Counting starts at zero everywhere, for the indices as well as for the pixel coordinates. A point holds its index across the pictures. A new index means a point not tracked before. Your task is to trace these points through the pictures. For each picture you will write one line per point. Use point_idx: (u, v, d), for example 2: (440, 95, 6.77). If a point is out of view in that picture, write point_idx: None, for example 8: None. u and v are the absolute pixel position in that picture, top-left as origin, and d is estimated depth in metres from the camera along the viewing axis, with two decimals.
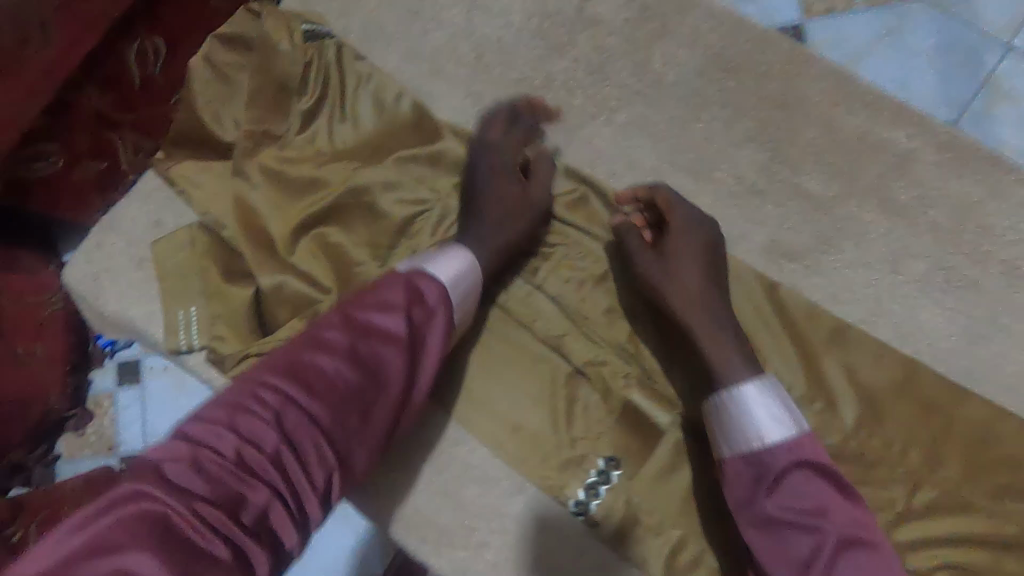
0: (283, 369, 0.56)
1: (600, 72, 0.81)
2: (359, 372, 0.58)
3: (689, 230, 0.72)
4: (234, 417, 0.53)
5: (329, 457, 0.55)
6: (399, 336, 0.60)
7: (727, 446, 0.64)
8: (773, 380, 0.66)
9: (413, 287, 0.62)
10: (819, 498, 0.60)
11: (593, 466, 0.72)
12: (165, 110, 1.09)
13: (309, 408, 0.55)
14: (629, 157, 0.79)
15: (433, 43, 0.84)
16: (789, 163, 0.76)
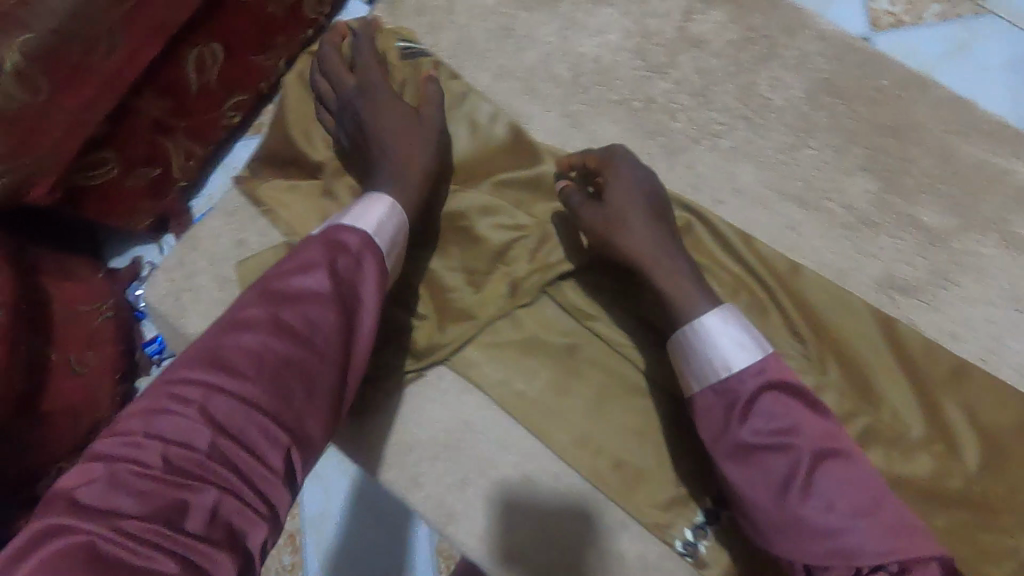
0: (203, 361, 0.53)
1: (702, 95, 0.78)
2: (285, 342, 0.54)
3: (632, 181, 0.70)
4: (156, 422, 0.49)
5: (277, 434, 0.52)
6: (322, 295, 0.57)
7: (696, 382, 0.64)
8: (728, 308, 0.65)
9: (329, 247, 0.59)
10: (790, 416, 0.59)
11: (700, 505, 0.71)
12: (216, 116, 1.06)
13: (240, 391, 0.51)
14: (734, 184, 0.76)
15: (527, 61, 0.82)
16: (905, 194, 0.73)
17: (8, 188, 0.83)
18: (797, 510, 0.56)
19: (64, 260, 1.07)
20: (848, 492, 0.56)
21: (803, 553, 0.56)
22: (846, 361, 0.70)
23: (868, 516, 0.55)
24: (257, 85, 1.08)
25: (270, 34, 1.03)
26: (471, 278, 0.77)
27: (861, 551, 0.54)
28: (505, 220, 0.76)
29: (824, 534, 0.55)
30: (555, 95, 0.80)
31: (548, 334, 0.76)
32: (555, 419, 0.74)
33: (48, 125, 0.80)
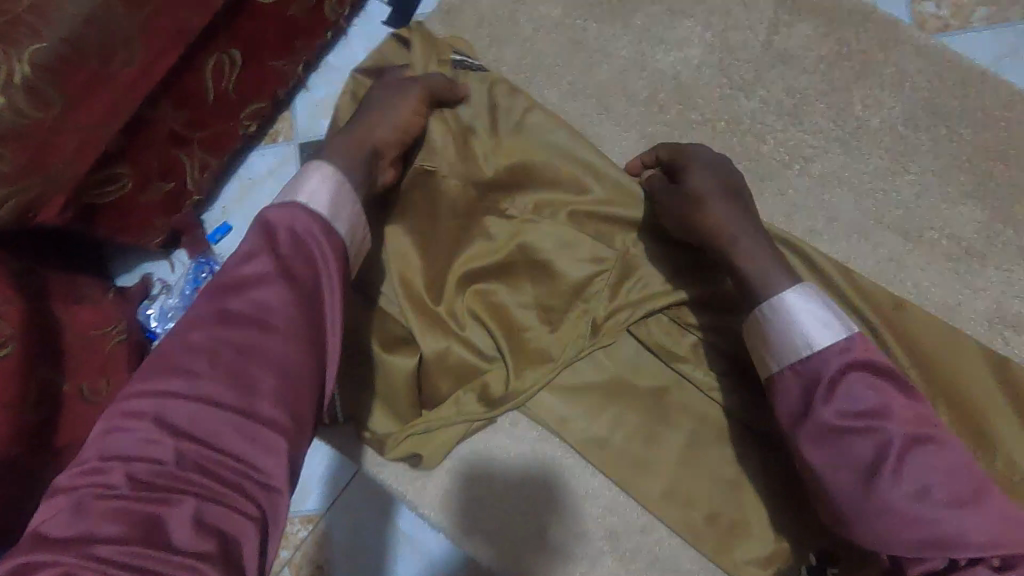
0: (152, 370, 0.46)
1: (793, 116, 0.72)
2: (241, 330, 0.47)
3: (708, 167, 0.65)
4: (109, 442, 0.43)
5: (252, 428, 0.45)
6: (272, 273, 0.49)
7: (775, 361, 0.58)
8: (812, 287, 0.59)
9: (266, 224, 0.51)
10: (877, 397, 0.52)
11: (804, 562, 0.64)
12: (234, 126, 0.92)
13: (197, 392, 0.44)
14: (829, 212, 0.71)
15: (599, 78, 0.76)
16: (1013, 223, 0.68)
17: (12, 212, 0.67)
18: (886, 496, 0.50)
19: (71, 279, 0.89)
20: (944, 478, 0.49)
21: (891, 542, 0.50)
22: (965, 406, 0.65)
23: (969, 506, 0.48)
24: (275, 91, 0.95)
25: (293, 36, 0.90)
26: (547, 317, 0.71)
27: (961, 542, 0.47)
28: (584, 252, 0.70)
29: (916, 523, 0.48)
30: (631, 115, 0.75)
31: (631, 376, 0.71)
32: (642, 469, 0.69)
33: (59, 142, 0.65)
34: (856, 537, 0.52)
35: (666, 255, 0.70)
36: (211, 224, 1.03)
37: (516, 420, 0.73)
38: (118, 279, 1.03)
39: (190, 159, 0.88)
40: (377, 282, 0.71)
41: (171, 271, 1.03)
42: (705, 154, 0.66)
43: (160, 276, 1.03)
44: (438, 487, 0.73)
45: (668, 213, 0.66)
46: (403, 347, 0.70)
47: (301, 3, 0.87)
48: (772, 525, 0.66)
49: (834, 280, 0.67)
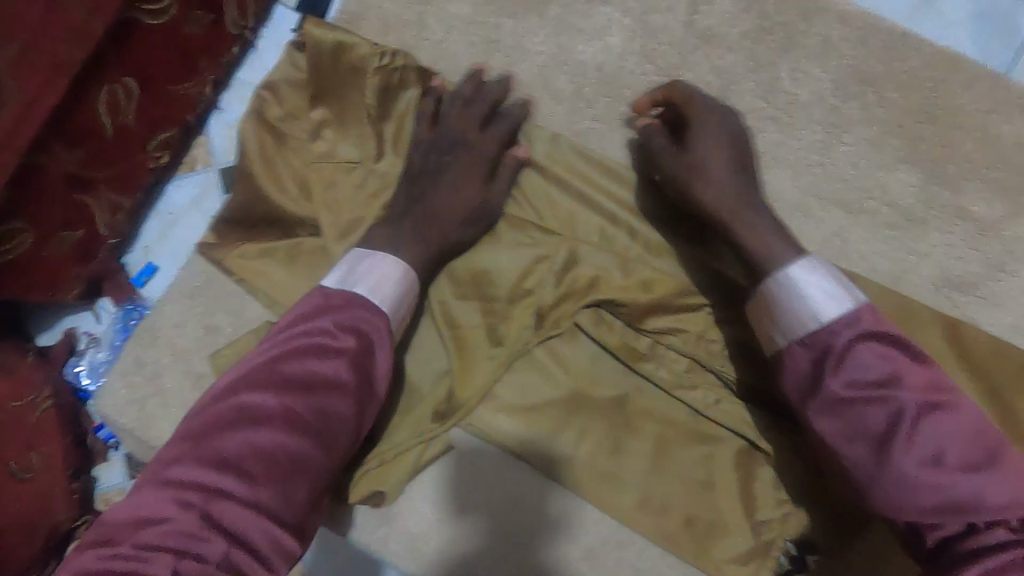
0: (203, 458, 0.48)
1: (723, 97, 0.70)
2: (296, 437, 0.50)
3: (717, 134, 0.63)
4: (151, 529, 0.45)
5: (285, 536, 0.48)
6: (335, 381, 0.52)
7: (783, 335, 0.56)
8: (820, 258, 0.57)
9: (338, 326, 0.54)
10: (890, 365, 0.51)
11: (782, 551, 0.64)
12: (142, 159, 0.83)
13: (248, 494, 0.47)
14: (770, 191, 0.69)
15: (519, 75, 0.71)
16: (947, 184, 0.68)
17: None
18: (901, 464, 0.48)
19: None
20: (958, 444, 0.48)
21: (904, 509, 0.49)
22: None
23: (984, 470, 0.47)
24: (184, 117, 0.87)
25: (194, 57, 0.81)
26: (494, 336, 0.66)
27: (979, 505, 0.47)
28: (522, 258, 0.66)
29: (932, 490, 0.47)
30: (557, 113, 0.71)
31: (592, 386, 0.67)
32: (612, 480, 0.66)
33: None
34: (867, 506, 0.52)
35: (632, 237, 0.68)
36: (134, 265, 0.93)
37: (474, 449, 0.67)
38: (37, 339, 0.93)
39: (98, 202, 0.80)
40: None
41: (97, 322, 0.93)
42: (715, 108, 0.64)
43: (86, 330, 0.93)
44: (406, 528, 0.67)
45: (666, 181, 0.64)
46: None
47: (196, 20, 0.78)
48: (749, 522, 0.64)
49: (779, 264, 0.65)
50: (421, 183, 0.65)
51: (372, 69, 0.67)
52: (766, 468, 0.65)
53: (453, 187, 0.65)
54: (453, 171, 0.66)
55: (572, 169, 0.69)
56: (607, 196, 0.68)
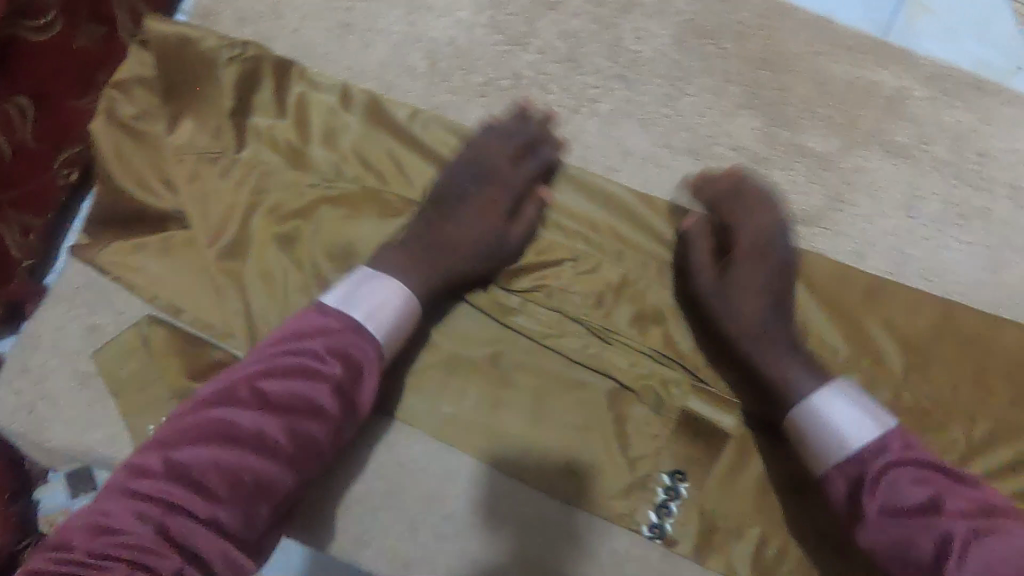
0: (176, 468, 0.55)
1: (572, 61, 0.73)
2: (263, 459, 0.56)
3: (760, 259, 0.66)
4: (110, 536, 0.51)
5: (238, 550, 0.54)
6: (307, 411, 0.58)
7: (822, 462, 0.60)
8: (850, 383, 0.62)
9: (330, 351, 0.59)
10: (928, 490, 0.56)
11: (659, 483, 0.67)
12: (49, 180, 0.75)
13: (208, 513, 0.53)
14: (622, 146, 0.72)
15: (375, 56, 0.73)
16: (786, 125, 0.72)
17: None
18: None
19: None
20: (1010, 566, 0.51)
21: None
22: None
23: None
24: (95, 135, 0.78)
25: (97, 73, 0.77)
26: None
27: None
28: (390, 231, 0.70)
29: None
30: (415, 89, 0.73)
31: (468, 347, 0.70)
32: (495, 434, 0.69)
33: None
34: None
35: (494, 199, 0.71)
36: None
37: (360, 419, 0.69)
38: None
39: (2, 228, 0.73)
40: (188, 307, 0.68)
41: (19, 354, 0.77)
42: (760, 237, 0.67)
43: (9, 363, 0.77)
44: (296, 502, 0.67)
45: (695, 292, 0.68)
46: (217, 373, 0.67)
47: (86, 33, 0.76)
48: (625, 459, 0.68)
49: (626, 212, 0.70)
50: (425, 218, 0.69)
51: (224, 61, 0.69)
52: (638, 406, 0.68)
53: (472, 223, 0.69)
54: (483, 202, 0.70)
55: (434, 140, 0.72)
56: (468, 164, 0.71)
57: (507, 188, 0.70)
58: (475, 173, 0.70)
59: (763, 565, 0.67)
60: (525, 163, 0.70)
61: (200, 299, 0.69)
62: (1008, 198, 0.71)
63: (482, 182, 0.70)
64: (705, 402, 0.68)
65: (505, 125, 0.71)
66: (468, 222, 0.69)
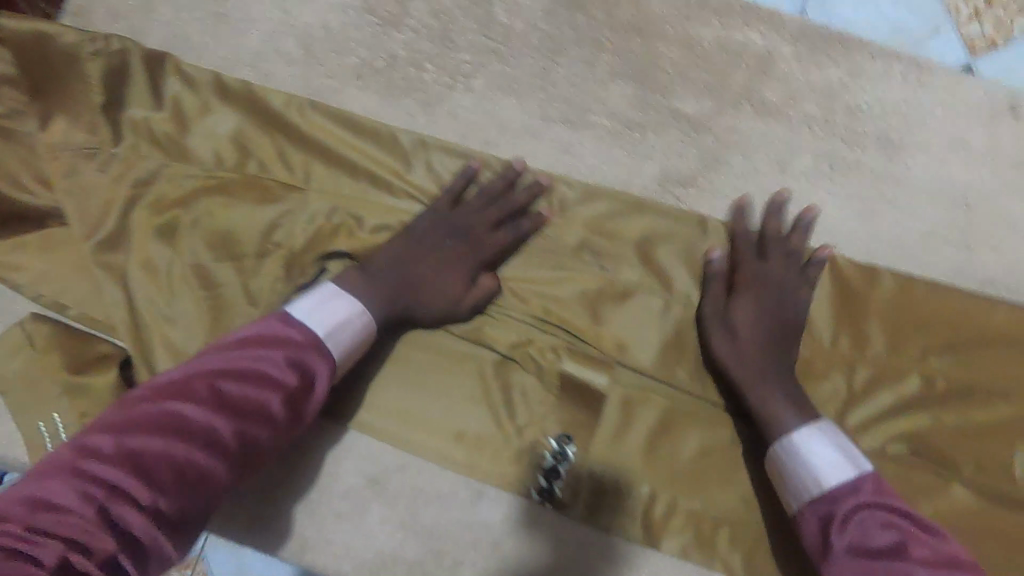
0: (121, 454, 0.51)
1: (445, 38, 0.74)
2: (212, 454, 0.54)
3: (761, 304, 0.68)
4: (44, 516, 0.47)
5: (169, 544, 0.51)
6: (264, 408, 0.56)
7: (796, 498, 0.62)
8: (833, 423, 0.64)
9: (297, 360, 0.59)
10: (896, 534, 0.57)
11: (547, 448, 0.68)
12: None
13: (150, 503, 0.50)
14: (499, 120, 0.73)
15: (249, 44, 0.74)
16: (658, 90, 0.73)
17: None
18: None
19: None
20: None
21: None
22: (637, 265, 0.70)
23: None
24: None
25: None
26: (250, 293, 0.69)
27: None
28: (268, 214, 0.70)
29: None
30: (290, 75, 0.74)
31: None
32: (386, 410, 0.70)
33: None
34: None
35: (372, 180, 0.72)
36: None
37: None
38: None
39: None
40: (70, 302, 0.69)
41: None
42: (764, 273, 0.68)
43: None
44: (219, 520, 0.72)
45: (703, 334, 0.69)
46: (99, 366, 0.67)
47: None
48: (513, 428, 0.69)
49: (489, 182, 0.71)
50: (399, 261, 0.68)
51: (89, 54, 0.71)
52: (524, 373, 0.70)
53: (436, 277, 0.69)
54: (450, 256, 0.70)
55: (312, 124, 0.72)
56: (346, 146, 0.72)
57: (477, 254, 0.70)
58: (451, 231, 0.70)
59: (653, 522, 0.69)
60: (503, 236, 0.70)
61: (81, 294, 0.69)
62: (877, 150, 0.72)
63: (455, 240, 0.70)
64: (585, 367, 0.69)
65: (493, 186, 0.71)
66: (430, 267, 0.69)
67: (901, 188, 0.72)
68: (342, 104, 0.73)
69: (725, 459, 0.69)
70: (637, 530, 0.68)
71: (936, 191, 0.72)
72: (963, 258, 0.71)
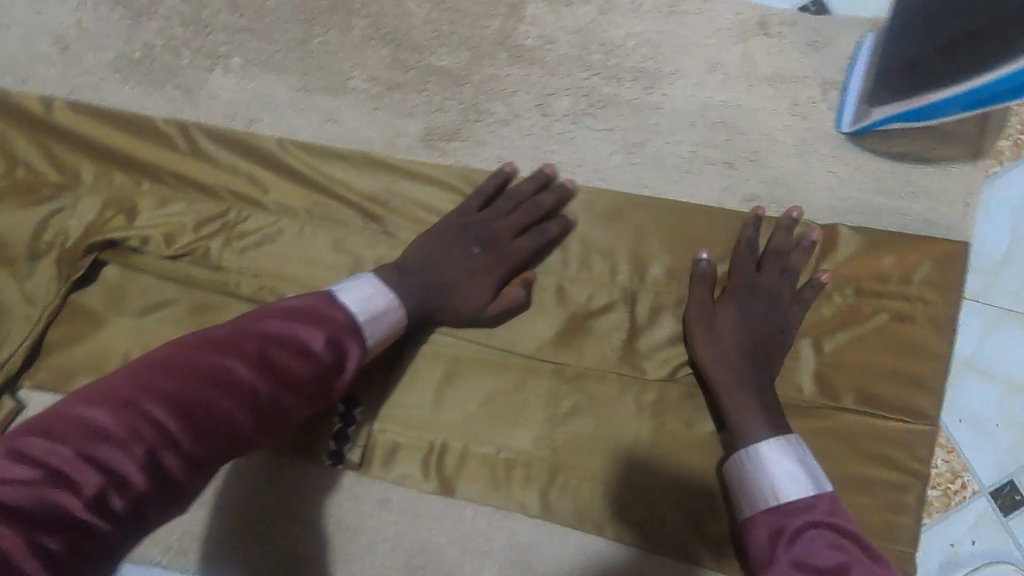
0: (165, 398, 0.47)
1: (198, 22, 0.75)
2: (246, 414, 0.50)
3: (750, 310, 0.66)
4: (98, 446, 0.44)
5: (187, 494, 0.48)
6: (303, 378, 0.53)
7: (749, 506, 0.61)
8: (798, 439, 0.62)
9: (337, 340, 0.56)
10: (842, 558, 0.55)
11: (336, 413, 0.70)
12: None
13: (187, 454, 0.47)
14: (259, 96, 0.74)
15: (8, 51, 0.75)
16: (414, 48, 0.74)
17: None
18: None
19: None
20: None
21: None
22: (406, 222, 0.71)
23: None
24: None
25: None
26: (23, 294, 0.69)
27: None
28: (30, 212, 0.69)
29: None
30: (52, 77, 0.75)
31: (134, 316, 0.70)
32: None
33: None
34: None
35: (140, 167, 0.72)
36: None
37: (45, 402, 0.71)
38: None
39: None
40: None
41: None
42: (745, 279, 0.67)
43: None
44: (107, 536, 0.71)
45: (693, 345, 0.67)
46: None
47: None
48: None
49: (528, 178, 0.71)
50: (421, 270, 0.66)
51: None
52: None
53: (459, 283, 0.67)
54: (476, 264, 0.68)
55: (72, 118, 0.72)
56: (109, 136, 0.72)
57: (508, 261, 0.68)
58: (478, 237, 0.68)
59: (447, 473, 0.70)
60: (530, 240, 0.69)
61: None
62: (635, 82, 0.73)
63: (482, 248, 0.68)
64: None
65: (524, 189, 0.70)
66: (453, 272, 0.67)
67: (663, 117, 0.73)
68: (104, 98, 0.74)
69: (511, 401, 0.70)
70: (432, 482, 0.70)
71: (696, 116, 0.73)
72: (728, 178, 0.72)
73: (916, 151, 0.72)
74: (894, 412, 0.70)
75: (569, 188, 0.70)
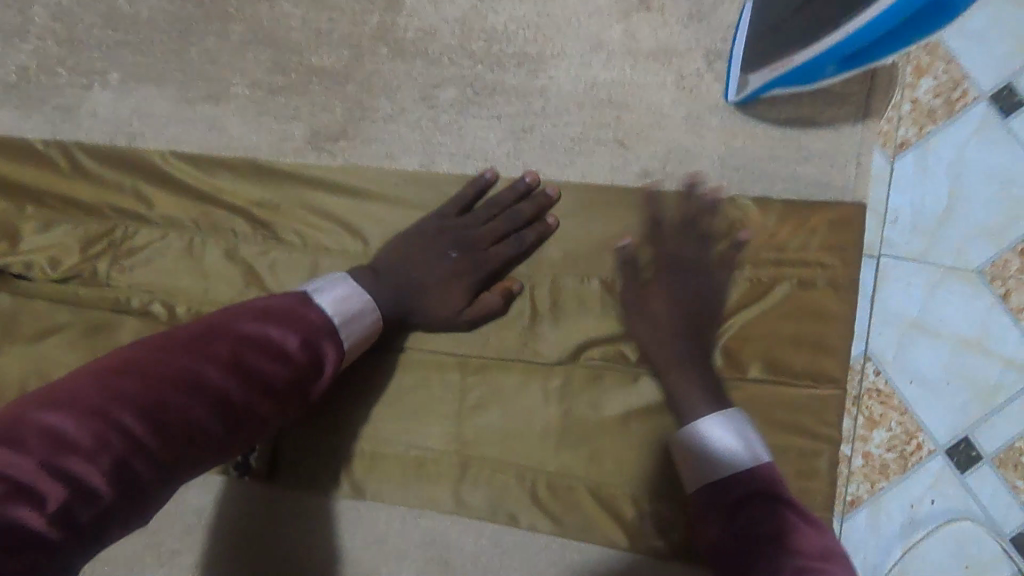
0: (136, 404, 0.46)
1: (72, 40, 0.74)
2: (218, 420, 0.49)
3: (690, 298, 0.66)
4: (66, 455, 0.42)
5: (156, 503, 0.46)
6: (278, 382, 0.53)
7: (694, 483, 0.59)
8: (738, 411, 0.60)
9: (315, 343, 0.56)
10: (777, 525, 0.52)
11: None
12: None
13: (157, 462, 0.46)
14: (140, 110, 0.73)
15: None
16: (293, 49, 0.73)
17: None
18: None
19: None
20: None
21: None
22: (294, 225, 0.70)
23: None
24: None
25: None
26: None
27: None
28: None
29: None
30: None
31: (23, 343, 0.68)
32: None
33: None
34: None
35: (21, 191, 0.71)
36: None
37: None
38: None
39: None
40: None
41: None
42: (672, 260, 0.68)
43: None
44: None
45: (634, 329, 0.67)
46: None
47: None
48: None
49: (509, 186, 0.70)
50: (396, 272, 0.66)
51: None
52: None
53: (437, 288, 0.67)
54: (453, 268, 0.67)
55: None
56: None
57: (484, 268, 0.68)
58: (456, 242, 0.67)
59: (356, 476, 0.70)
60: (506, 247, 0.68)
61: None
62: (518, 67, 0.72)
63: (459, 252, 0.68)
64: None
65: (504, 197, 0.69)
66: (431, 278, 0.67)
67: (549, 100, 0.72)
68: None
69: (416, 399, 0.70)
70: (342, 486, 0.70)
71: (583, 97, 0.72)
72: (620, 156, 0.72)
73: (806, 115, 0.72)
74: (803, 378, 0.68)
75: (551, 192, 0.69)
